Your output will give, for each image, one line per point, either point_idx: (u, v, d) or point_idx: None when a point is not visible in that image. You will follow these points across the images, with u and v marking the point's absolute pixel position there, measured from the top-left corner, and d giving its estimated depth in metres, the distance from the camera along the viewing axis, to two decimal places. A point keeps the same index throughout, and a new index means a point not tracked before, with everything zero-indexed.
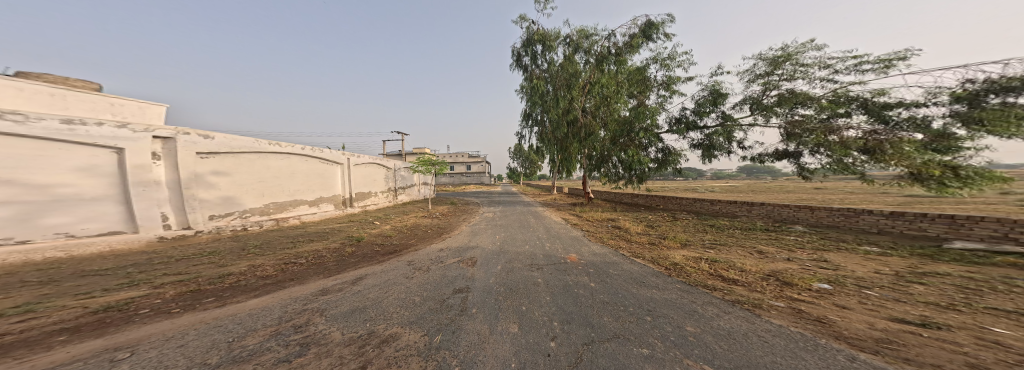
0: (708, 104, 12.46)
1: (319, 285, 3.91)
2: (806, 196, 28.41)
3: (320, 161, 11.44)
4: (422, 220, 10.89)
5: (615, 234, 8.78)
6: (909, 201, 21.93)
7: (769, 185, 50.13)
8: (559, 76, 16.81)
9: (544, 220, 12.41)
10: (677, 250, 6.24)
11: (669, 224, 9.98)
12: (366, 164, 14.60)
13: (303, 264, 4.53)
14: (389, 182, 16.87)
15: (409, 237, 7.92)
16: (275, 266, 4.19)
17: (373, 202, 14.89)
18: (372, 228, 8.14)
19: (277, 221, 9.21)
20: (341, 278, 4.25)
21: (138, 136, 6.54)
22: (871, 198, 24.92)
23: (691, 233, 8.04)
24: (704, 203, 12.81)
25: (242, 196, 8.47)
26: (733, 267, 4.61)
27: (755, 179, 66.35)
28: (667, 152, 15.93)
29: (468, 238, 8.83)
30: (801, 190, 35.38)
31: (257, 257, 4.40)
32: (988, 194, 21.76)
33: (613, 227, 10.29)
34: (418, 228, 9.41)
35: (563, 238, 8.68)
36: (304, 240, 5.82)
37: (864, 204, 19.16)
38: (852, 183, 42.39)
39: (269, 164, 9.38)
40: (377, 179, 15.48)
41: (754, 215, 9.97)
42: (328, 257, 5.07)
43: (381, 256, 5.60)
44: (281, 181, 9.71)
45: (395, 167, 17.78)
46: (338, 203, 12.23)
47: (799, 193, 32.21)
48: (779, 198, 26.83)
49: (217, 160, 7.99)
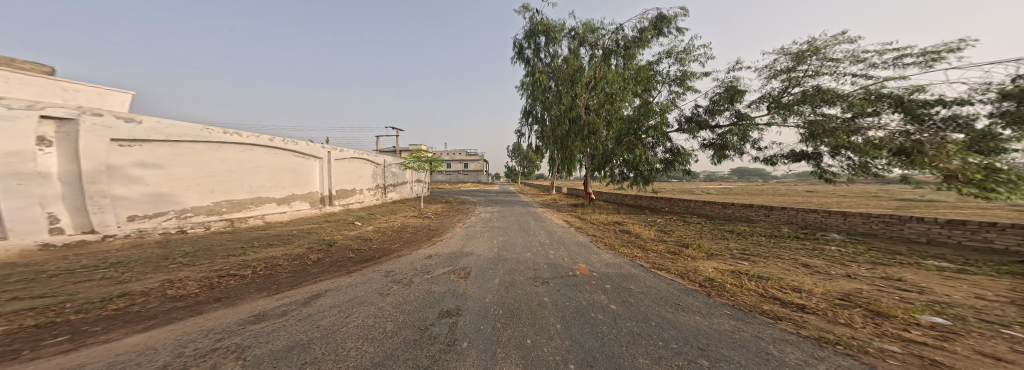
0: (723, 101, 11.66)
1: (258, 306, 2.83)
2: (806, 199, 28.07)
3: (293, 154, 10.45)
4: (408, 220, 9.86)
5: (626, 240, 7.83)
6: (907, 206, 21.78)
7: (763, 187, 50.84)
8: (562, 71, 16.21)
9: (546, 223, 11.42)
10: (704, 262, 5.33)
11: (681, 229, 9.04)
12: (350, 159, 13.53)
13: (249, 276, 3.49)
14: (378, 178, 15.87)
15: (392, 240, 6.92)
16: (198, 281, 3.16)
17: (357, 200, 13.85)
18: (345, 229, 7.08)
19: (231, 221, 8.26)
20: (292, 296, 3.20)
21: (18, 114, 5.29)
22: (871, 202, 24.55)
23: (707, 241, 7.13)
24: (715, 205, 11.94)
25: (180, 193, 7.43)
26: (783, 286, 3.72)
27: (752, 182, 66.53)
28: (675, 153, 15.14)
29: (462, 242, 7.88)
30: (798, 193, 35.17)
31: (180, 268, 3.43)
32: (986, 200, 21.71)
33: (620, 232, 9.34)
34: (403, 230, 8.40)
35: (568, 244, 7.79)
36: (259, 244, 4.84)
37: (868, 209, 18.93)
38: (845, 186, 42.48)
39: (224, 156, 8.39)
40: (364, 175, 14.46)
41: (772, 221, 9.09)
42: (282, 265, 4.05)
43: (352, 265, 4.62)
44: (239, 175, 8.70)
45: (385, 163, 16.76)
46: (314, 201, 11.18)
47: (798, 196, 31.86)
48: (778, 201, 26.49)
49: (144, 150, 6.89)
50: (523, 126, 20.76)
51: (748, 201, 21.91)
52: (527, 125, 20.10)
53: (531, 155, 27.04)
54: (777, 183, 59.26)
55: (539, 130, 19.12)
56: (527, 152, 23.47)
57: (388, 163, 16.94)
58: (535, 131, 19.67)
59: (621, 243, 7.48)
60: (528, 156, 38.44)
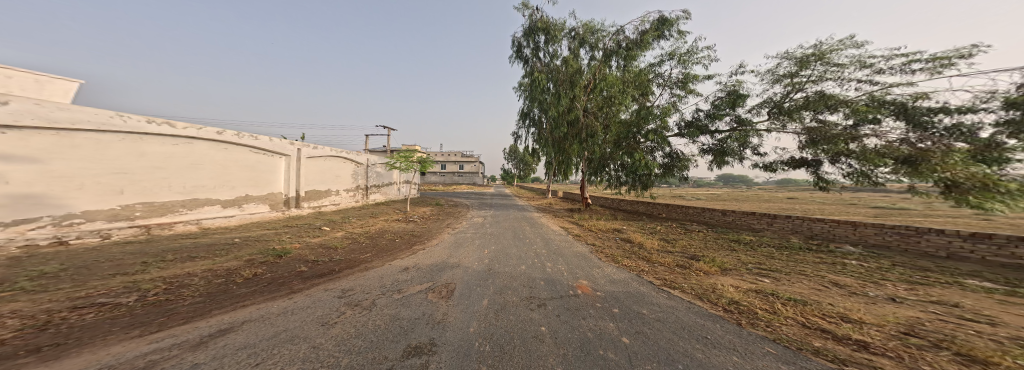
0: (725, 105, 11.59)
1: (111, 354, 2.08)
2: (791, 206, 28.69)
3: (250, 150, 9.32)
4: (387, 225, 8.89)
5: (629, 252, 7.19)
6: (884, 212, 22.65)
7: (748, 193, 52.38)
8: (559, 74, 16.35)
9: (540, 230, 10.72)
10: (717, 278, 4.88)
11: (684, 240, 8.46)
12: (325, 158, 12.53)
13: (127, 307, 2.74)
14: (359, 179, 14.88)
15: (364, 250, 6.12)
16: (28, 319, 2.33)
17: (332, 202, 12.86)
18: (308, 237, 6.23)
19: (146, 228, 6.73)
20: (180, 336, 2.46)
21: None
22: (854, 209, 25.24)
23: (715, 254, 6.57)
24: (715, 213, 11.59)
25: (72, 194, 5.86)
26: (848, 321, 2.84)
27: (737, 189, 68.41)
28: (675, 158, 14.93)
29: (449, 250, 7.12)
30: (783, 200, 35.94)
31: (11, 300, 2.56)
32: (954, 208, 22.89)
33: (621, 241, 8.72)
34: (380, 236, 7.48)
35: (566, 256, 7.21)
36: (177, 258, 3.99)
37: (849, 216, 19.56)
38: (824, 193, 44.30)
39: (145, 149, 6.92)
40: (341, 175, 13.44)
41: (777, 230, 8.79)
42: (194, 287, 3.35)
43: (298, 291, 3.82)
44: (168, 173, 7.29)
45: (369, 163, 15.76)
46: (277, 203, 10.16)
47: (784, 203, 32.57)
48: (765, 207, 27.06)
49: (10, 139, 5.21)
50: (520, 128, 20.39)
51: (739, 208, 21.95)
52: (525, 127, 19.85)
53: (525, 158, 26.56)
54: (761, 190, 60.94)
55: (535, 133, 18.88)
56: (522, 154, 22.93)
57: (371, 163, 15.94)
58: (533, 134, 19.25)
59: (625, 256, 6.89)
60: (522, 159, 38.04)
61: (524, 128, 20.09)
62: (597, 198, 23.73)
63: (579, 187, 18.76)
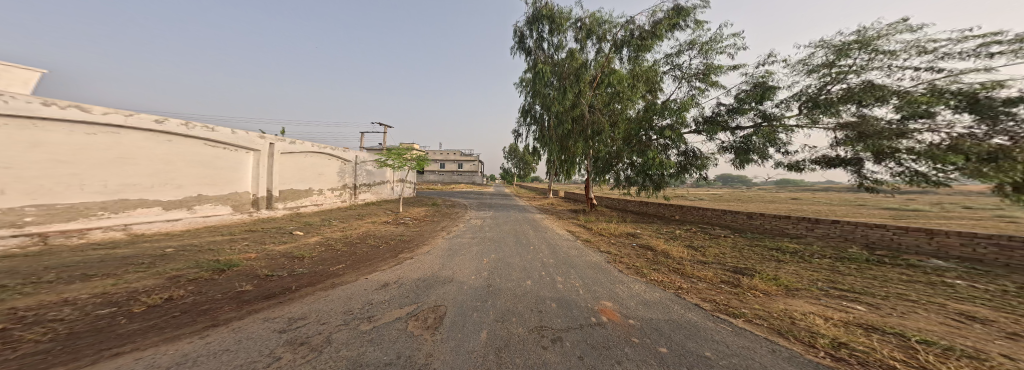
0: (750, 99, 10.39)
1: None
2: (801, 206, 27.77)
3: (203, 143, 8.07)
4: (372, 228, 7.75)
5: (652, 263, 6.01)
6: (905, 214, 21.48)
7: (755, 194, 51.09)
8: (564, 70, 15.68)
9: (545, 235, 9.56)
10: (790, 300, 3.75)
11: (709, 247, 7.28)
12: (304, 154, 11.49)
13: None
14: (345, 177, 13.90)
15: (335, 261, 5.04)
16: None
17: (313, 202, 11.84)
18: (274, 244, 5.11)
19: (42, 237, 5.45)
20: None
21: None
22: (867, 210, 24.33)
23: (756, 266, 5.41)
24: (738, 215, 10.49)
25: None
26: None
27: (741, 189, 67.49)
28: (691, 156, 13.80)
29: (442, 259, 6.04)
30: (788, 201, 35.19)
31: None
32: (977, 210, 21.80)
33: (639, 248, 7.55)
34: (360, 242, 6.33)
35: (579, 267, 6.09)
36: (62, 280, 2.83)
37: (872, 218, 18.42)
38: (835, 195, 42.99)
39: (44, 139, 5.56)
40: (325, 173, 12.47)
41: (818, 236, 7.67)
42: (60, 324, 2.19)
43: (222, 325, 2.51)
44: (79, 169, 5.96)
45: (357, 160, 14.78)
46: (242, 204, 9.02)
47: (790, 203, 31.85)
48: (777, 208, 25.99)
49: None
50: (519, 126, 19.54)
51: (752, 209, 20.90)
52: (526, 124, 19.21)
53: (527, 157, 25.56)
54: (766, 191, 60.01)
55: (538, 130, 18.17)
56: (522, 153, 22.16)
57: (360, 161, 14.95)
58: (534, 131, 18.90)
59: (655, 267, 5.72)
60: (523, 159, 37.25)
61: (524, 125, 19.52)
62: (602, 198, 22.66)
63: (584, 187, 17.71)
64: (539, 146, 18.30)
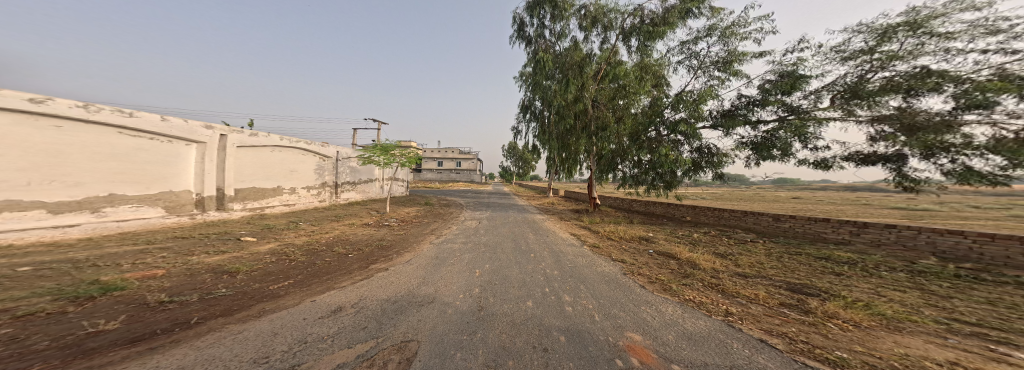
0: (776, 91, 9.13)
1: None
2: (810, 206, 26.78)
3: (112, 130, 6.30)
4: (344, 232, 6.56)
5: (683, 275, 4.80)
6: (924, 214, 20.34)
7: (760, 194, 49.97)
8: (567, 61, 14.69)
9: (546, 239, 8.36)
10: (896, 337, 2.44)
11: (743, 251, 6.00)
12: (273, 148, 10.36)
13: None
14: (324, 175, 12.85)
15: (280, 278, 3.88)
16: None
17: (283, 201, 10.73)
18: (206, 256, 4.01)
19: None
20: None
21: None
22: (880, 209, 23.33)
23: (809, 278, 4.17)
24: (762, 217, 9.39)
25: None
26: None
27: (742, 189, 66.73)
28: (707, 153, 12.66)
29: (428, 271, 4.96)
30: (793, 199, 34.25)
31: None
32: (997, 210, 20.74)
33: (659, 256, 6.31)
34: (322, 252, 5.11)
35: (594, 282, 4.97)
36: None
37: (891, 219, 17.36)
38: (843, 195, 41.85)
39: None
40: (298, 170, 11.36)
41: (866, 242, 6.57)
42: None
43: None
44: None
45: (337, 156, 13.76)
46: (179, 205, 7.44)
47: (798, 202, 30.77)
48: (786, 207, 24.92)
49: None
50: (519, 122, 18.90)
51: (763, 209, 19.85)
52: (525, 120, 18.53)
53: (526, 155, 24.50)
54: (768, 191, 59.08)
55: (539, 127, 17.53)
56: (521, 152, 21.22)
57: (342, 157, 13.96)
58: (533, 128, 17.86)
59: (683, 281, 4.51)
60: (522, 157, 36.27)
61: (524, 122, 18.72)
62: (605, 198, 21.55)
63: (587, 186, 16.64)
64: (539, 144, 17.31)
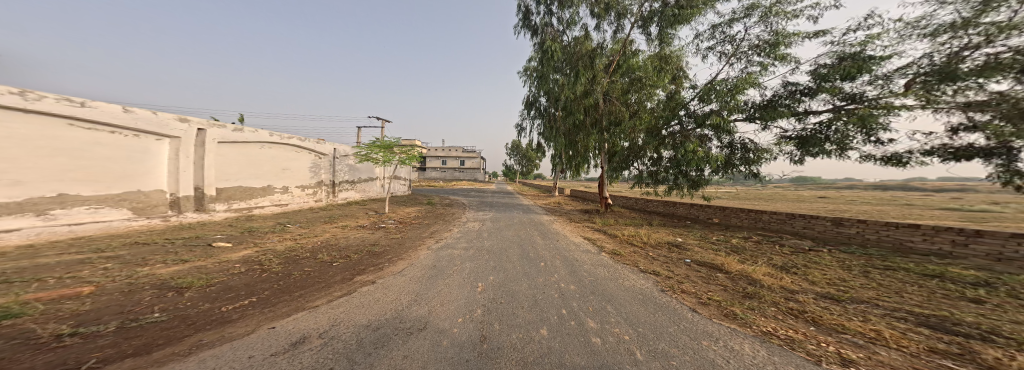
0: (833, 76, 7.79)
1: None
2: (844, 207, 24.58)
3: (63, 122, 5.83)
4: (335, 234, 5.97)
5: (745, 294, 3.81)
6: (989, 214, 17.92)
7: (786, 193, 46.86)
8: (575, 53, 13.75)
9: (556, 244, 7.46)
10: None
11: (815, 265, 4.85)
12: (259, 145, 9.95)
13: None
14: (318, 173, 12.50)
15: (250, 295, 3.19)
16: None
17: (274, 201, 10.37)
18: (161, 267, 3.39)
19: None
20: None
21: None
22: (927, 210, 21.02)
23: (937, 307, 3.07)
24: (813, 221, 8.16)
25: None
26: None
27: (765, 187, 63.10)
28: (742, 148, 11.29)
29: (422, 290, 4.15)
30: (824, 199, 31.66)
31: None
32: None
33: (700, 267, 5.30)
34: (302, 260, 4.49)
35: (629, 303, 4.04)
36: None
37: (954, 220, 15.27)
38: (883, 194, 38.40)
39: None
40: (290, 168, 11.01)
41: (980, 255, 5.34)
42: None
43: None
44: None
45: (334, 154, 13.44)
46: (148, 206, 7.02)
47: (831, 202, 28.33)
48: (821, 207, 22.79)
49: None
50: (523, 119, 18.06)
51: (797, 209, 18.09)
52: (530, 118, 17.66)
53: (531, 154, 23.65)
54: (795, 189, 55.50)
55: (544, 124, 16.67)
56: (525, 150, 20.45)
57: (339, 155, 13.66)
58: (538, 125, 17.04)
59: (749, 304, 3.54)
60: (528, 156, 35.40)
61: (528, 119, 17.89)
62: (616, 198, 20.42)
63: (597, 185, 15.61)
64: (544, 141, 16.40)
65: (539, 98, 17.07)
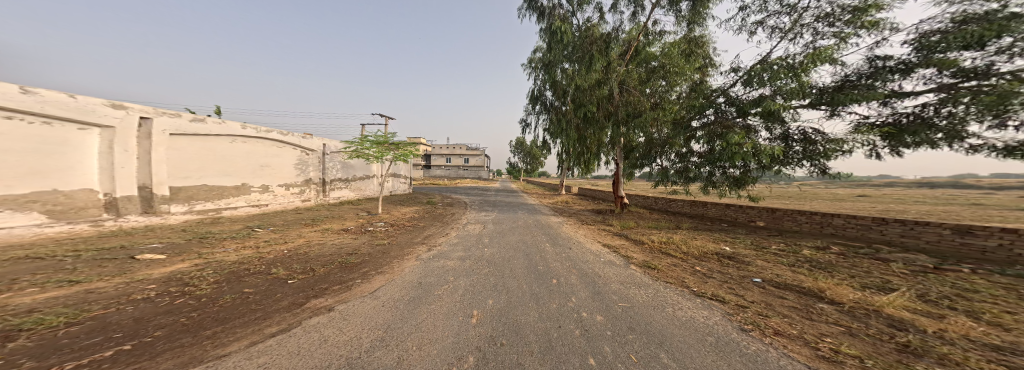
0: (954, 43, 5.89)
1: None
2: (895, 206, 21.55)
3: None
4: (308, 241, 5.02)
5: (902, 349, 2.32)
6: None
7: (819, 190, 42.88)
8: (590, 38, 12.23)
9: (570, 254, 6.11)
10: None
11: (997, 300, 3.24)
12: (225, 139, 9.22)
13: None
14: (305, 171, 11.98)
15: (150, 342, 2.17)
16: None
17: (249, 200, 9.82)
18: (29, 293, 2.44)
19: None
20: None
21: None
22: (1001, 209, 17.94)
23: None
24: (914, 228, 6.41)
25: None
26: None
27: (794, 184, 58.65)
28: (795, 142, 9.49)
29: (399, 326, 2.95)
30: (869, 198, 28.15)
31: None
32: None
33: (786, 292, 3.79)
34: (247, 277, 3.45)
35: (705, 348, 2.63)
36: None
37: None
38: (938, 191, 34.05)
39: None
40: (269, 165, 10.48)
41: None
42: None
43: None
44: None
45: (322, 150, 12.88)
46: (71, 209, 6.20)
47: (879, 201, 24.93)
48: (867, 207, 20.14)
49: None
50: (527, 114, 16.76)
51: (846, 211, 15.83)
52: (534, 112, 16.31)
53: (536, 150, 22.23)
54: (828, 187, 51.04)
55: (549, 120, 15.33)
56: (532, 147, 19.12)
57: (328, 152, 13.11)
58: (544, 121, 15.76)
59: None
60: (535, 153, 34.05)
61: (533, 114, 16.54)
62: (632, 196, 18.69)
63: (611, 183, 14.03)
64: (550, 137, 14.97)
65: (545, 91, 15.62)
